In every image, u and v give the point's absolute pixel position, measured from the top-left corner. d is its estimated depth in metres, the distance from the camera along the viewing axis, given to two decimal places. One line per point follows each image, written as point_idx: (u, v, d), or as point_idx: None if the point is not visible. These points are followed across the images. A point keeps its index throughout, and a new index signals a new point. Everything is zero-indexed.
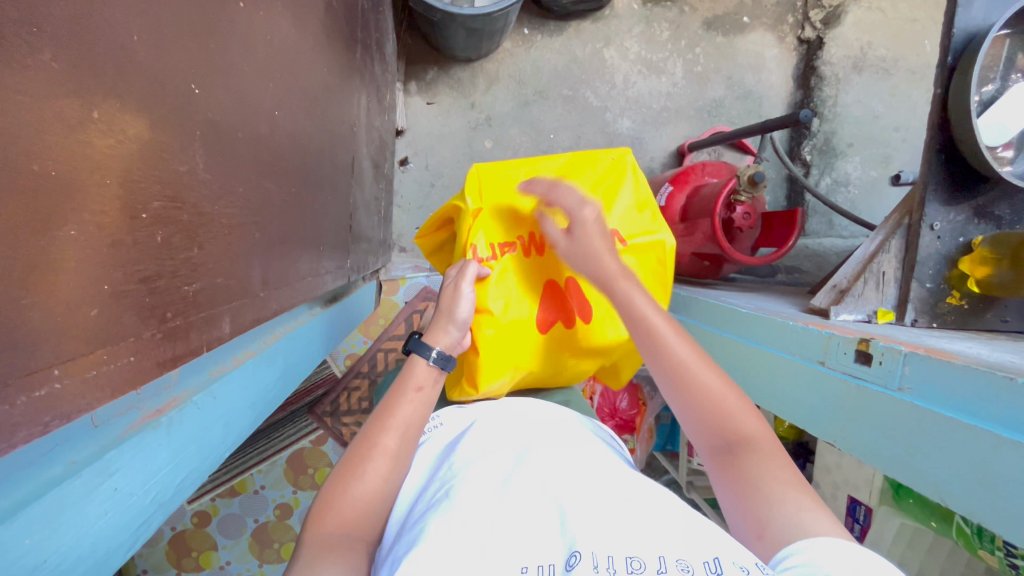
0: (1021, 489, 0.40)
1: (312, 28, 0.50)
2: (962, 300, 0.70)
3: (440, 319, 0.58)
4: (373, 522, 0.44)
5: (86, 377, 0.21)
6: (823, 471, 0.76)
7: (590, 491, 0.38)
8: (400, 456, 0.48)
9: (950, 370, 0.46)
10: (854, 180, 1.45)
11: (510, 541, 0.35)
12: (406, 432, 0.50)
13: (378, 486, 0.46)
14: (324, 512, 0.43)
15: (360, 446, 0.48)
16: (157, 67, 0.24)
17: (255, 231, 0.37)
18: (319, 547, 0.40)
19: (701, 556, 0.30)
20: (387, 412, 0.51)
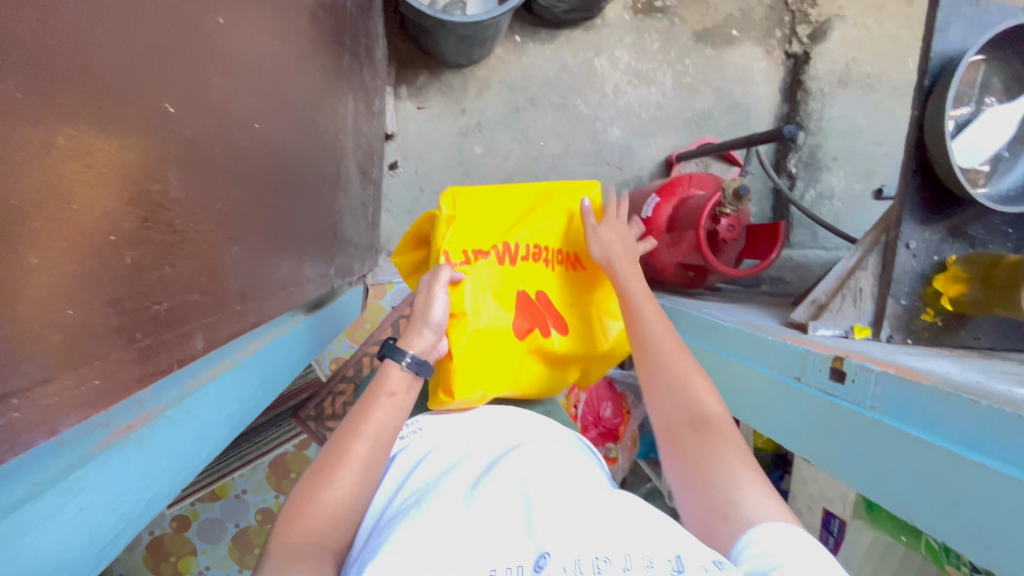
0: (983, 509, 0.41)
1: (296, 39, 0.50)
2: (936, 317, 0.72)
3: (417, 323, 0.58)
4: (343, 530, 0.44)
5: (50, 403, 0.21)
6: (800, 484, 0.77)
7: (562, 492, 0.39)
8: (372, 462, 0.47)
9: (919, 390, 0.47)
10: (838, 193, 1.48)
11: (478, 547, 0.35)
12: (378, 438, 0.49)
13: (348, 493, 0.45)
14: (293, 518, 0.42)
15: (333, 454, 0.46)
16: (128, 90, 0.24)
17: (231, 245, 0.37)
18: (285, 555, 0.39)
19: (661, 553, 0.31)
20: (360, 418, 0.49)
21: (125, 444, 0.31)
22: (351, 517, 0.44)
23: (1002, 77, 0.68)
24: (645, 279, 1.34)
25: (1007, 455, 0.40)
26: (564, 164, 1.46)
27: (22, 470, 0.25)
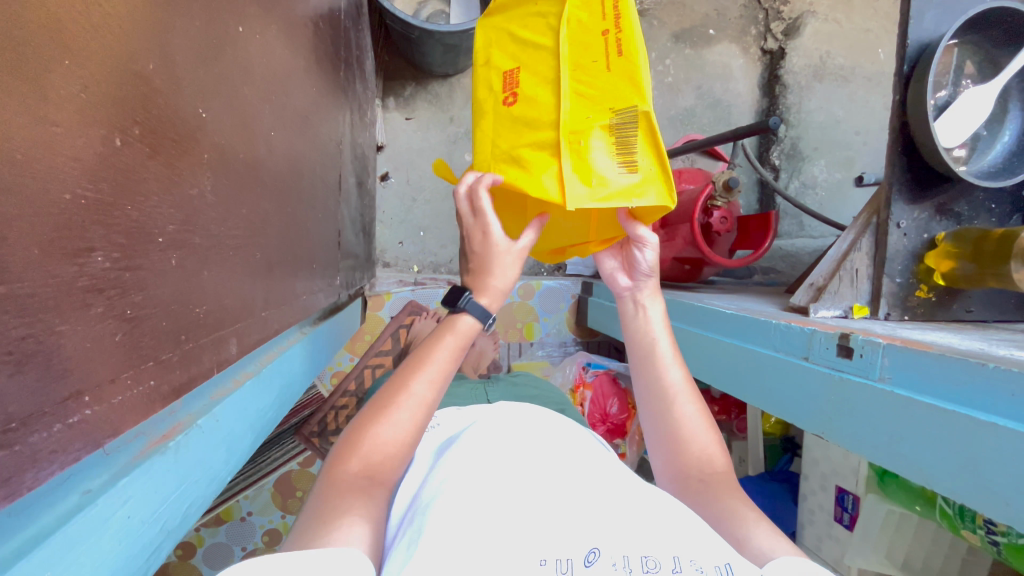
0: (1000, 468, 0.42)
1: (302, 49, 0.51)
2: (930, 292, 0.74)
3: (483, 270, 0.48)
4: (398, 467, 0.41)
5: (114, 403, 0.21)
6: (810, 464, 0.77)
7: (601, 493, 0.39)
8: (433, 407, 0.43)
9: (926, 359, 0.48)
10: (820, 182, 1.52)
11: (525, 531, 0.34)
12: (443, 382, 0.44)
13: (405, 440, 0.41)
14: (348, 450, 0.39)
15: (394, 392, 0.42)
16: (171, 95, 0.24)
17: (257, 250, 0.37)
18: (342, 491, 0.37)
19: (713, 560, 0.31)
20: (425, 353, 0.44)
21: (164, 453, 0.31)
22: (406, 459, 0.41)
23: (976, 60, 0.71)
24: None
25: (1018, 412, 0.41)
26: None
27: (74, 479, 0.25)
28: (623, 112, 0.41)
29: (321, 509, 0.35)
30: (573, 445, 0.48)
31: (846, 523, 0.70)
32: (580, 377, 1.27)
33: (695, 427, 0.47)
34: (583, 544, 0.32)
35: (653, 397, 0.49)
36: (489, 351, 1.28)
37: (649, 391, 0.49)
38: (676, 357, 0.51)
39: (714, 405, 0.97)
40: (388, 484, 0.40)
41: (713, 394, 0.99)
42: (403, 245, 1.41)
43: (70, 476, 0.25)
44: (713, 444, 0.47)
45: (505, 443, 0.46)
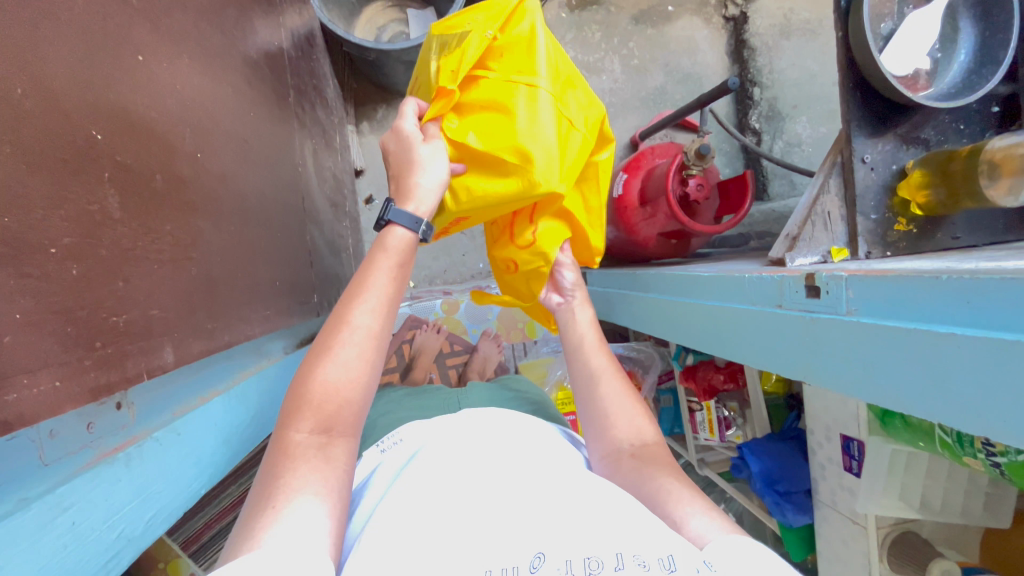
0: (964, 377, 0.40)
1: (235, 80, 0.54)
2: (910, 224, 0.71)
3: (406, 173, 0.52)
4: (353, 414, 0.43)
5: (5, 400, 0.23)
6: (813, 417, 0.75)
7: (562, 489, 0.40)
8: (381, 336, 0.47)
9: (884, 283, 0.47)
10: (805, 139, 1.49)
11: (468, 546, 0.35)
12: (385, 311, 0.47)
13: (357, 375, 0.44)
14: (297, 408, 0.41)
15: (334, 333, 0.45)
16: (49, 120, 0.26)
17: (193, 264, 0.39)
18: (296, 456, 0.40)
19: (655, 552, 0.32)
20: (362, 288, 0.48)
21: (112, 464, 0.32)
22: (360, 394, 0.44)
23: None
24: (633, 258, 1.35)
25: (991, 320, 0.38)
26: None
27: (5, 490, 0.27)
28: (485, 37, 0.51)
29: (275, 483, 0.38)
30: (546, 450, 0.50)
31: (856, 471, 0.67)
32: None
33: (622, 404, 0.55)
34: (529, 550, 0.34)
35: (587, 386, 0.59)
36: (494, 355, 1.29)
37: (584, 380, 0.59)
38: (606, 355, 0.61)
39: (719, 373, 0.98)
40: (346, 434, 0.43)
41: (716, 363, 0.99)
42: None
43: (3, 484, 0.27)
44: (642, 421, 0.54)
45: (455, 450, 0.48)
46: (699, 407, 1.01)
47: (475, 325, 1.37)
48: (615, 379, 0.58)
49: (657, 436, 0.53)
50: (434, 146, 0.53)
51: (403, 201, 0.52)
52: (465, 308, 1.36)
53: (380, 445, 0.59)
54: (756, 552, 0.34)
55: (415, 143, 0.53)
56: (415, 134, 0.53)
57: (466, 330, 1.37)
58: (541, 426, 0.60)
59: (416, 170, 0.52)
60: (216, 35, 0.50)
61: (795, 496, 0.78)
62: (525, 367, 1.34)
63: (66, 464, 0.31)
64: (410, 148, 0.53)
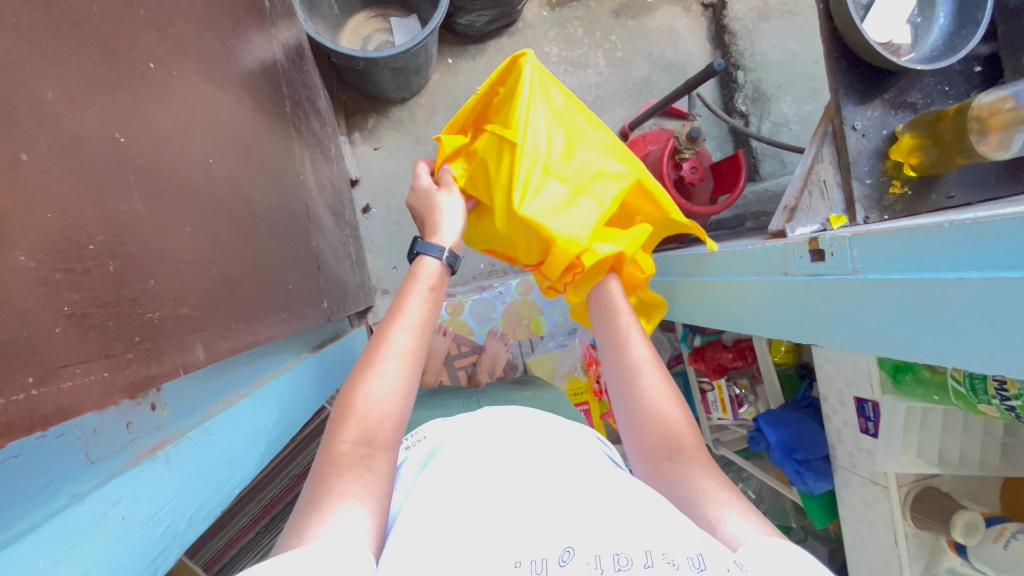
0: (975, 319, 0.41)
1: (238, 91, 0.55)
2: (905, 186, 0.71)
3: (431, 216, 0.62)
4: (392, 427, 0.44)
5: (61, 388, 0.25)
6: (825, 383, 0.76)
7: (587, 488, 0.41)
8: (416, 354, 0.48)
9: (887, 237, 0.48)
10: (792, 118, 1.51)
11: (499, 538, 0.35)
12: (421, 331, 0.49)
13: (396, 393, 0.45)
14: (342, 420, 0.42)
15: (376, 349, 0.47)
16: (64, 121, 0.27)
17: (214, 265, 0.40)
18: (341, 465, 0.40)
19: (685, 552, 0.33)
20: (400, 311, 0.50)
21: (152, 462, 0.35)
22: (398, 409, 0.44)
23: None
24: None
25: (998, 262, 0.39)
26: None
27: (58, 486, 0.30)
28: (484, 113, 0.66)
29: (320, 490, 0.38)
30: (567, 444, 0.51)
31: (873, 432, 0.68)
32: (591, 355, 1.32)
33: (662, 404, 0.52)
34: (559, 544, 0.34)
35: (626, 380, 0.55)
36: (502, 353, 1.29)
37: (622, 374, 0.56)
38: (647, 343, 0.58)
39: (727, 352, 0.99)
40: (386, 446, 0.43)
41: (725, 342, 1.00)
42: (398, 269, 1.44)
43: (51, 483, 0.30)
44: (680, 420, 0.51)
45: (483, 450, 0.48)
46: (710, 386, 1.01)
47: (480, 325, 1.36)
48: (656, 373, 0.55)
49: (696, 436, 0.50)
50: (448, 192, 0.64)
51: (431, 236, 0.59)
52: (471, 308, 1.36)
53: (405, 442, 0.60)
54: (790, 554, 0.34)
55: (433, 193, 0.64)
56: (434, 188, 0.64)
57: (472, 330, 1.36)
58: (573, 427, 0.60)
59: (442, 211, 0.62)
60: (218, 46, 0.51)
61: (814, 463, 0.79)
62: (535, 363, 1.34)
63: (113, 461, 0.34)
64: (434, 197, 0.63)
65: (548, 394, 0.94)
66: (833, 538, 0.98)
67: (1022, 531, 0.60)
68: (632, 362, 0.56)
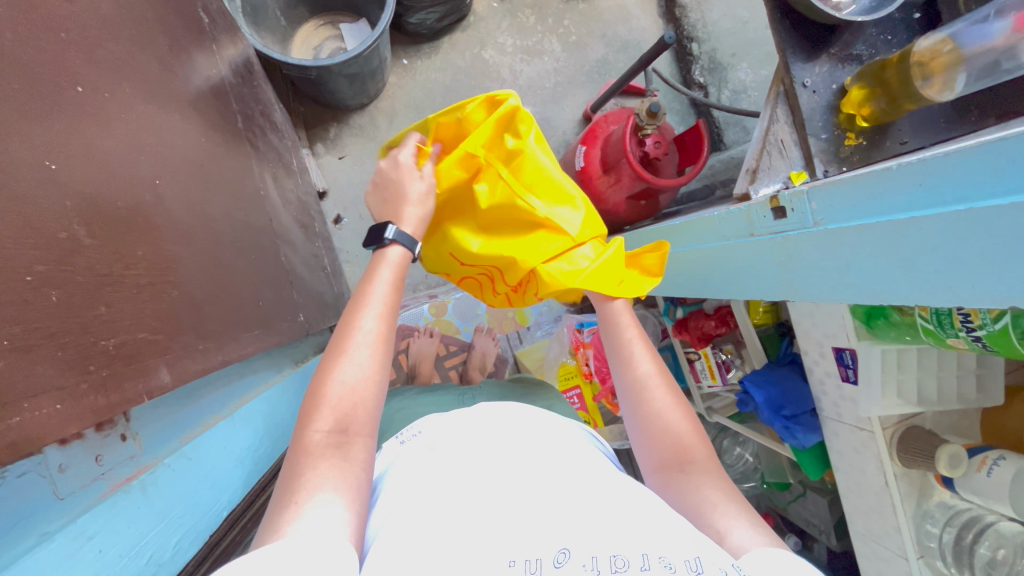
0: (931, 257, 0.42)
1: (184, 110, 0.54)
2: (859, 137, 0.72)
3: (399, 200, 0.58)
4: (368, 413, 0.44)
5: (10, 424, 0.25)
6: (804, 337, 0.77)
7: (582, 488, 0.41)
8: (388, 338, 0.47)
9: (840, 187, 0.50)
10: (750, 84, 1.53)
11: (495, 535, 0.36)
12: (389, 315, 0.49)
13: (365, 386, 0.44)
14: (314, 408, 0.42)
15: (344, 336, 0.46)
16: None
17: (174, 286, 0.39)
18: (315, 454, 0.40)
19: (681, 556, 0.33)
20: (364, 295, 0.49)
21: (127, 491, 0.37)
22: (376, 396, 0.45)
23: None
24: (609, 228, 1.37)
25: (948, 194, 0.40)
26: None
27: (30, 525, 0.31)
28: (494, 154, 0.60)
29: (296, 480, 0.38)
30: (561, 439, 0.52)
31: (853, 379, 0.70)
32: (577, 339, 1.27)
33: (669, 417, 0.51)
34: (553, 545, 0.34)
35: (631, 390, 0.54)
36: (492, 349, 1.29)
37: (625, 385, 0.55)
38: (647, 352, 0.56)
39: (710, 320, 1.00)
40: (363, 432, 0.43)
41: (706, 311, 1.02)
42: None
43: (20, 522, 0.30)
44: (690, 432, 0.50)
45: (473, 447, 0.48)
46: (697, 355, 1.01)
47: (466, 323, 1.38)
48: (661, 384, 0.53)
49: (705, 445, 0.50)
50: (433, 185, 0.59)
51: (402, 223, 0.56)
52: (454, 308, 1.37)
53: (399, 436, 0.60)
54: (788, 561, 0.36)
55: (414, 178, 0.59)
56: (413, 170, 0.59)
57: (459, 329, 1.38)
58: (558, 421, 0.59)
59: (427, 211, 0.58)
60: (157, 67, 0.50)
61: (803, 418, 0.80)
62: (524, 355, 1.35)
63: (81, 496, 0.34)
64: (421, 185, 0.58)
65: (543, 392, 0.94)
66: (830, 488, 1.01)
67: (1003, 457, 0.62)
68: (638, 370, 0.55)
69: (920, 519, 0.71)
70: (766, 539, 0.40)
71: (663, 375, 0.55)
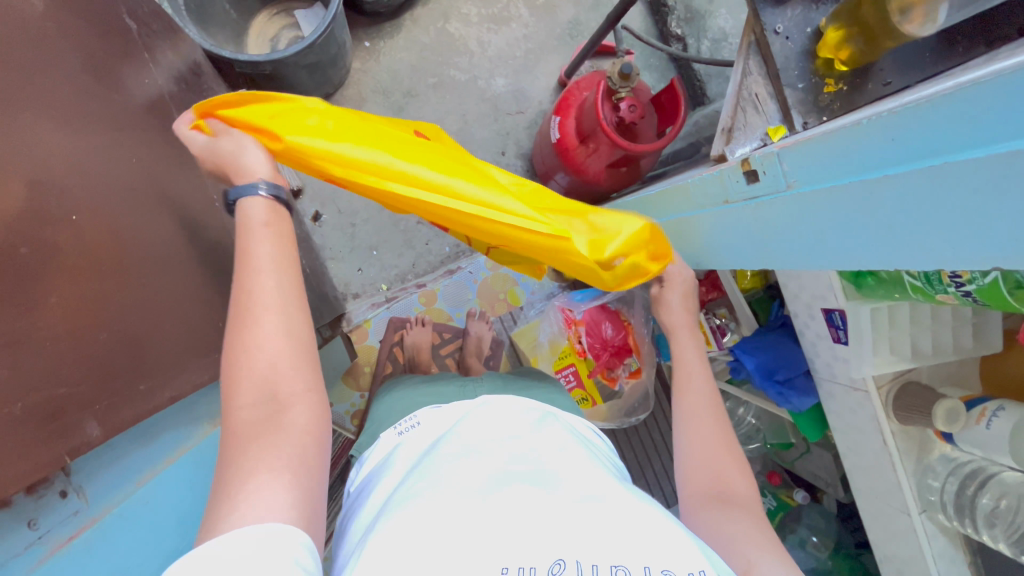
0: (909, 216, 0.39)
1: (120, 133, 0.51)
2: (840, 83, 0.67)
3: (228, 163, 0.50)
4: (293, 377, 0.41)
5: None
6: (794, 299, 0.74)
7: (580, 493, 0.40)
8: (289, 296, 0.44)
9: (811, 145, 0.46)
10: (730, 31, 1.45)
11: (487, 540, 0.35)
12: (283, 268, 0.45)
13: (276, 356, 0.41)
14: (233, 385, 0.40)
15: (245, 306, 0.42)
16: None
17: (103, 328, 0.42)
18: (243, 436, 0.39)
19: (687, 569, 0.33)
20: (250, 256, 0.45)
21: (70, 552, 0.40)
22: (294, 365, 0.42)
23: None
24: (595, 199, 1.33)
25: (921, 148, 0.37)
26: (468, 130, 1.43)
27: None
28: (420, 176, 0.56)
29: (238, 463, 0.37)
30: (545, 431, 0.51)
31: (844, 340, 0.67)
32: (568, 317, 1.22)
33: (713, 448, 0.55)
34: (548, 555, 0.34)
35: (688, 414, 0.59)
36: (487, 332, 1.26)
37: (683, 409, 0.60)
38: (708, 389, 0.62)
39: (701, 285, 0.96)
40: (291, 395, 0.41)
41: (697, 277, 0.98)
42: (364, 272, 1.37)
43: None
44: (734, 472, 0.52)
45: (466, 447, 0.47)
46: None
47: (458, 309, 1.37)
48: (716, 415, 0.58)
49: (747, 486, 0.51)
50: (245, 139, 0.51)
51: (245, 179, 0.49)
52: (444, 295, 1.36)
53: (397, 427, 0.59)
54: None
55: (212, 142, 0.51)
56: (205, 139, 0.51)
57: (451, 315, 1.37)
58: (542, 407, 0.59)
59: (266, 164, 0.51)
60: (78, 92, 0.47)
61: (797, 381, 0.79)
62: (518, 336, 1.28)
63: (14, 565, 0.37)
64: (228, 142, 0.50)
65: (539, 381, 0.94)
66: (830, 445, 1.00)
67: (1002, 408, 0.60)
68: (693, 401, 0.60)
69: (921, 474, 0.69)
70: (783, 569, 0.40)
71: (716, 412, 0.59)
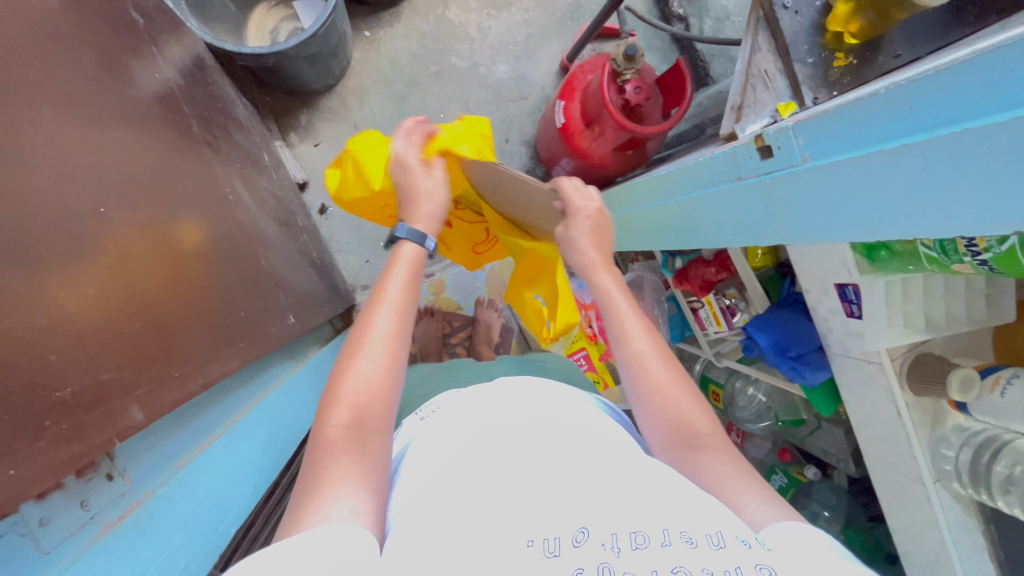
0: (928, 182, 0.39)
1: (138, 128, 0.52)
2: (850, 57, 0.66)
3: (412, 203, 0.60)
4: (383, 402, 0.45)
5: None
6: (806, 275, 0.75)
7: (598, 465, 0.40)
8: (400, 334, 0.49)
9: (825, 116, 0.46)
10: (733, 9, 1.43)
11: (512, 516, 0.35)
12: (403, 315, 0.50)
13: (379, 380, 0.45)
14: (333, 404, 0.43)
15: (361, 334, 0.48)
16: None
17: (135, 317, 0.42)
18: (330, 448, 0.41)
19: (706, 530, 0.33)
20: (380, 294, 0.51)
21: (118, 533, 0.41)
22: (388, 392, 0.46)
23: None
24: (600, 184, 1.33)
25: (939, 114, 0.37)
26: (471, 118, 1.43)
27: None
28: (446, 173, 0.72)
29: (323, 471, 0.40)
30: (572, 411, 0.52)
31: (858, 314, 0.68)
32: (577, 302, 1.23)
33: (668, 393, 0.51)
34: (572, 524, 0.34)
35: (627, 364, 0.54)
36: (496, 320, 1.28)
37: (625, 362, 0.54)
38: (644, 333, 0.56)
39: (710, 266, 0.97)
40: (378, 428, 0.44)
41: (705, 257, 0.99)
42: (372, 262, 1.39)
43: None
44: (693, 408, 0.50)
45: (488, 426, 0.48)
46: (700, 303, 0.99)
47: (467, 298, 1.36)
48: (659, 360, 0.53)
49: (711, 421, 0.49)
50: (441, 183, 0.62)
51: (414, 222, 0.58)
52: (452, 284, 1.36)
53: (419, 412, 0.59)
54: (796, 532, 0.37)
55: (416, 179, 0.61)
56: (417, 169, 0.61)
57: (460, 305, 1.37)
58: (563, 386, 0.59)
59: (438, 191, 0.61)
60: (97, 87, 0.48)
61: (809, 356, 0.80)
62: None
63: (70, 544, 0.38)
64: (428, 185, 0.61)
65: (552, 361, 0.95)
66: (842, 419, 1.01)
67: (1017, 375, 0.61)
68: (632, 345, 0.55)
69: (936, 443, 0.70)
70: (767, 507, 0.40)
71: (661, 352, 0.55)
